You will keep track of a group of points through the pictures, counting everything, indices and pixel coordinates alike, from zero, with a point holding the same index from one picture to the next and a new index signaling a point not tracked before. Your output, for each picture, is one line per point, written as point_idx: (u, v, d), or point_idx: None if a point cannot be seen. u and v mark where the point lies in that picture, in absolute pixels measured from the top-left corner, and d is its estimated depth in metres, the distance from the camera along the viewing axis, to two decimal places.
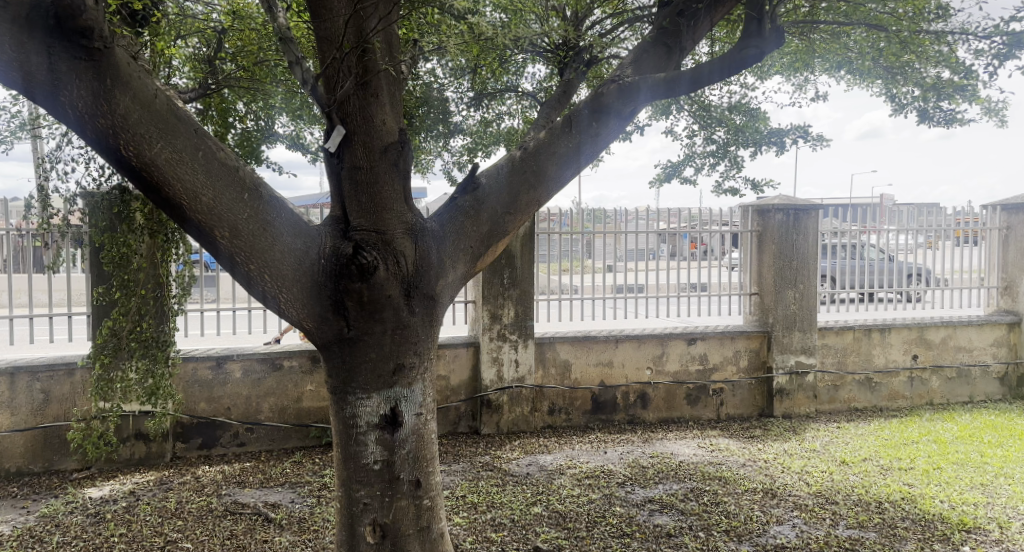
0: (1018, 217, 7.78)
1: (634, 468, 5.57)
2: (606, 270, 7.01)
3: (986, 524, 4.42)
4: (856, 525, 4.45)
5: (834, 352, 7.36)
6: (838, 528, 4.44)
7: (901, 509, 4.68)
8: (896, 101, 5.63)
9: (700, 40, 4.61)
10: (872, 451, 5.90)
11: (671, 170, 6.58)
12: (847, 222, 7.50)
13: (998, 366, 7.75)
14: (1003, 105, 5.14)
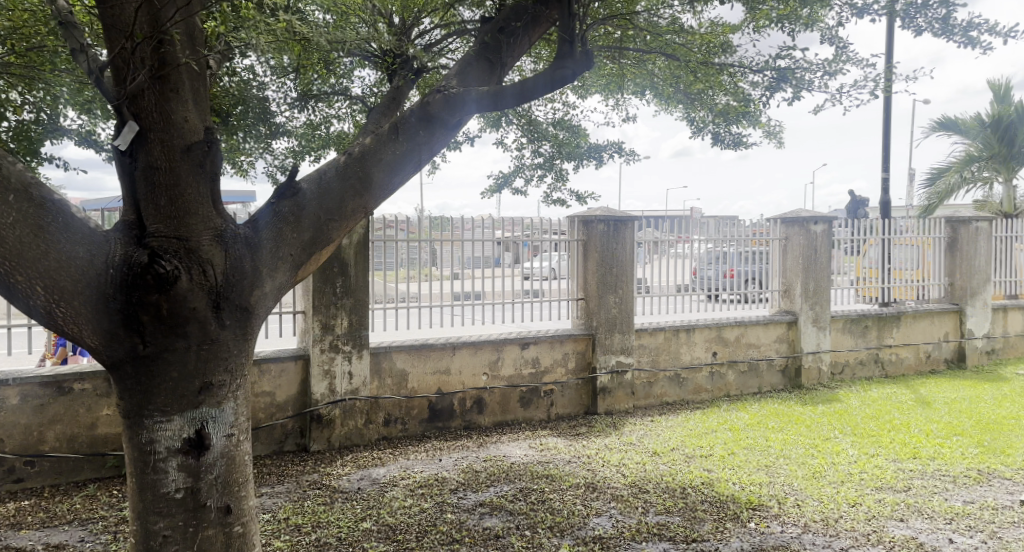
0: (794, 229, 8.89)
1: (467, 473, 5.63)
2: (449, 278, 6.96)
3: (768, 501, 5.02)
4: (664, 511, 4.85)
5: (648, 351, 7.97)
6: (648, 515, 4.80)
7: (701, 493, 5.16)
8: (695, 125, 6.33)
9: (518, 57, 4.82)
10: (679, 442, 6.45)
11: (502, 181, 6.80)
12: (665, 232, 8.11)
13: (781, 359, 8.77)
14: (777, 131, 6.17)
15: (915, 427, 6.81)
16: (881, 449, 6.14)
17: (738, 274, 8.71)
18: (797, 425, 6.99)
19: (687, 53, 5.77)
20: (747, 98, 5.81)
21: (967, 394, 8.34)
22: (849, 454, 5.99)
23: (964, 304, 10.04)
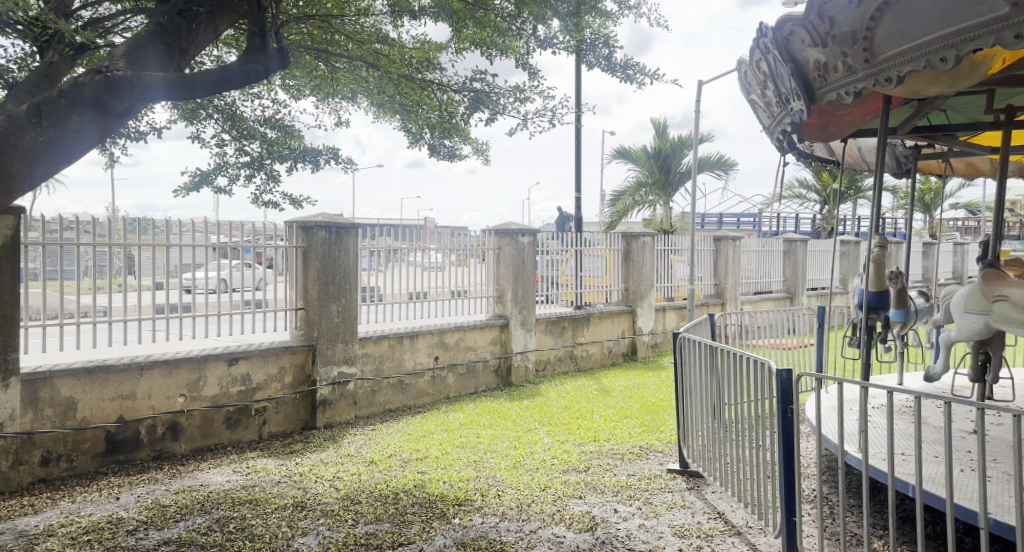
0: (505, 239, 9.35)
1: (151, 511, 5.04)
2: (151, 288, 6.22)
3: (473, 495, 5.28)
4: (373, 520, 4.84)
5: (371, 360, 7.89)
6: (357, 526, 4.76)
7: (412, 496, 5.26)
8: (412, 135, 6.34)
9: (201, 47, 4.74)
10: (396, 447, 6.49)
11: (202, 179, 6.18)
12: (399, 241, 8.18)
13: (493, 360, 9.30)
14: (485, 150, 6.48)
15: (597, 413, 7.73)
16: (571, 435, 6.84)
17: (457, 283, 8.99)
18: (503, 420, 7.47)
19: (388, 64, 5.94)
20: (455, 114, 6.10)
21: (636, 382, 9.72)
22: (545, 443, 6.57)
23: (634, 305, 11.62)
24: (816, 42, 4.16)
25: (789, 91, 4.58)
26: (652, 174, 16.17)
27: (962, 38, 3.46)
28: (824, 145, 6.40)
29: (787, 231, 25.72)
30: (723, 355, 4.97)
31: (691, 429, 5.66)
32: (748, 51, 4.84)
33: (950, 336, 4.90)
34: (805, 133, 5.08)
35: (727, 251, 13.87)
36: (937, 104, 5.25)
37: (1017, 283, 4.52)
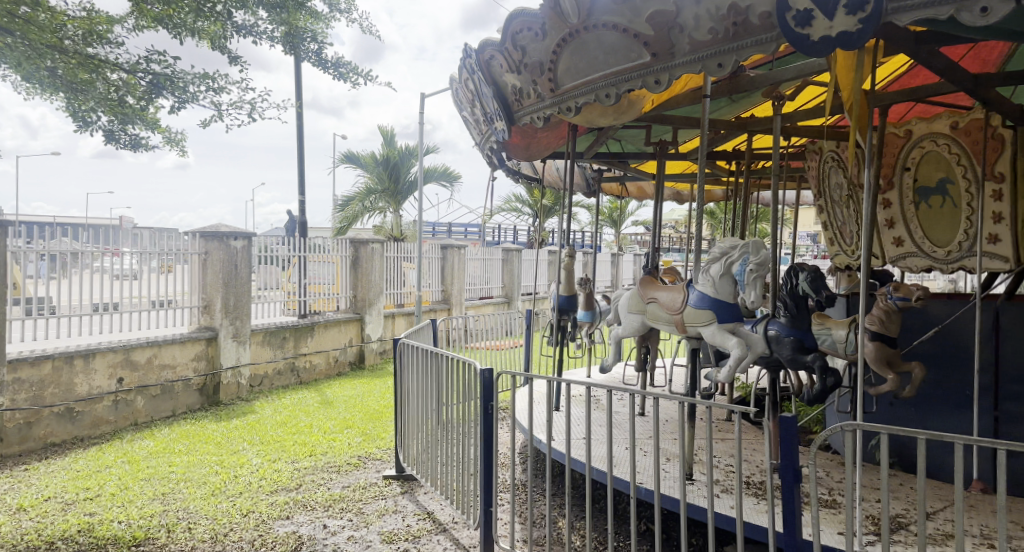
0: (213, 242, 9.08)
1: None
2: None
3: (155, 533, 5.19)
4: None
5: (28, 386, 7.23)
6: None
7: (73, 544, 5.05)
8: (81, 119, 5.43)
9: None
10: (59, 488, 6.07)
11: None
12: (87, 244, 7.62)
13: (198, 378, 8.99)
14: (180, 138, 5.96)
15: (314, 427, 7.93)
16: (283, 453, 6.97)
17: (160, 292, 8.56)
18: (208, 443, 7.34)
19: (26, 30, 4.90)
20: (137, 101, 5.49)
21: (360, 391, 10.05)
22: (252, 464, 6.60)
23: (362, 313, 12.00)
24: (512, 69, 4.72)
25: (493, 111, 5.18)
26: (381, 181, 17.50)
27: (621, 78, 4.06)
28: (529, 163, 7.74)
29: (508, 241, 28.05)
30: (431, 361, 5.24)
31: (406, 435, 5.90)
32: (460, 72, 5.47)
33: (616, 333, 5.53)
34: (511, 152, 6.22)
35: (453, 258, 15.15)
36: (614, 132, 6.31)
37: (664, 287, 5.15)
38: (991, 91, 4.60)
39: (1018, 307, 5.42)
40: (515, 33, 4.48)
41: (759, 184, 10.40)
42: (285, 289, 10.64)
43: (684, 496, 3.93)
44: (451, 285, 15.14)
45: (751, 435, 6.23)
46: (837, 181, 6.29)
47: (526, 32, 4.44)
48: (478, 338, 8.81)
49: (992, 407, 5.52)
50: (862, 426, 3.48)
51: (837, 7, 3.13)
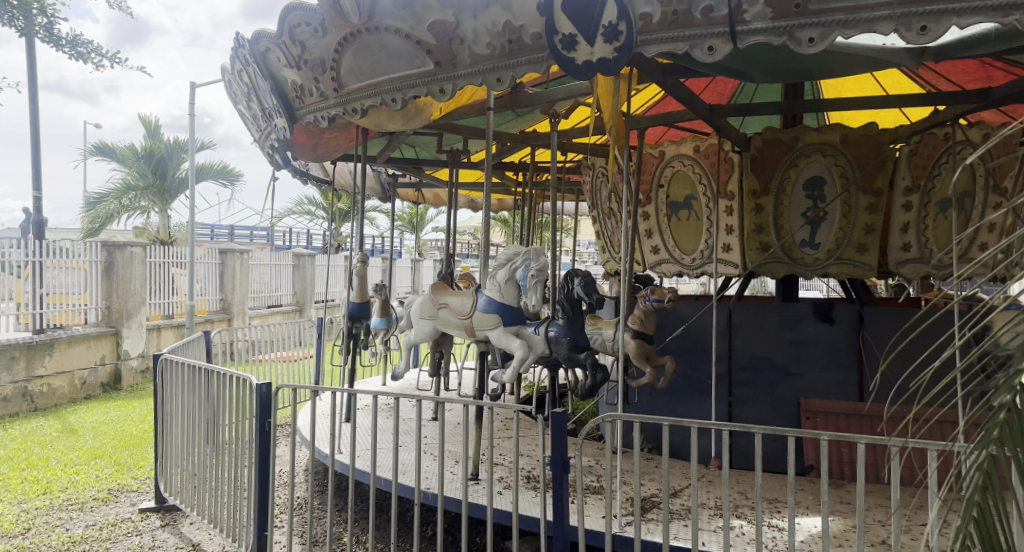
0: None
1: None
2: None
3: None
4: None
5: None
6: None
7: None
8: None
9: None
10: None
11: None
12: None
13: None
14: None
15: (54, 460, 6.98)
16: (8, 494, 6.04)
17: None
18: None
19: None
20: None
21: (115, 415, 9.04)
22: None
23: (119, 326, 10.82)
24: (292, 64, 4.49)
25: (271, 106, 4.93)
26: (144, 177, 16.05)
27: (405, 83, 4.02)
28: (319, 166, 7.52)
29: (300, 246, 26.92)
30: (199, 379, 4.82)
31: (167, 462, 5.42)
32: (230, 62, 5.10)
33: (407, 339, 5.46)
34: (296, 153, 5.91)
35: (233, 264, 14.24)
36: (405, 139, 6.30)
37: (455, 293, 5.18)
38: (723, 120, 5.30)
39: (748, 306, 6.19)
40: (291, 27, 4.27)
41: (545, 195, 11.01)
42: (16, 300, 9.43)
43: (463, 494, 3.95)
44: (232, 292, 14.28)
45: (531, 432, 6.52)
46: (603, 196, 6.96)
47: (305, 28, 4.24)
48: (263, 350, 8.34)
49: (726, 392, 6.27)
50: (622, 416, 3.76)
51: (597, 34, 3.33)
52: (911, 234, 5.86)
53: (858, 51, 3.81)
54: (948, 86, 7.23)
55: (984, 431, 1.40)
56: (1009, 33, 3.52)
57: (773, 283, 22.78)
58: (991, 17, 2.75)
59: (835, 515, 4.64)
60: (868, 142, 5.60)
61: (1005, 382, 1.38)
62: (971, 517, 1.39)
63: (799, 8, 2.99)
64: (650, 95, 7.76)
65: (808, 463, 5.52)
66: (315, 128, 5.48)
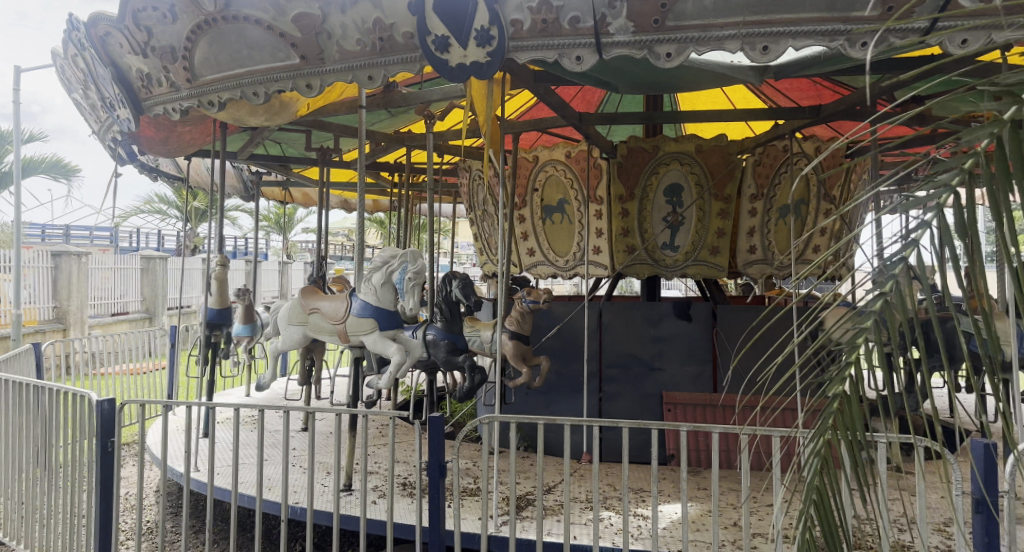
0: None
1: None
2: None
3: None
4: None
5: None
6: None
7: None
8: None
9: None
10: None
11: None
12: None
13: None
14: None
15: None
16: None
17: None
18: None
19: None
20: None
21: None
22: None
23: None
24: (136, 51, 4.12)
25: (113, 96, 4.53)
26: None
27: (268, 77, 3.79)
28: (172, 162, 7.01)
29: (151, 248, 25.15)
30: (28, 396, 4.32)
31: None
32: (63, 46, 4.62)
33: (274, 348, 5.14)
34: (144, 146, 5.47)
35: (68, 268, 13.19)
36: (268, 135, 5.99)
37: (327, 297, 4.96)
38: (591, 127, 5.39)
39: (618, 306, 6.38)
40: (136, 11, 3.90)
41: (421, 196, 10.90)
42: None
43: (334, 506, 3.77)
44: (68, 300, 13.17)
45: (406, 438, 6.39)
46: (480, 197, 6.98)
47: (151, 12, 3.90)
48: (110, 362, 7.70)
49: (597, 388, 6.42)
50: (500, 416, 3.71)
51: (469, 37, 3.29)
52: (756, 238, 6.31)
53: (711, 68, 4.03)
54: (786, 102, 7.85)
55: (816, 426, 1.00)
56: (838, 56, 3.85)
57: (638, 283, 23.81)
58: (820, 41, 2.98)
59: (694, 501, 4.87)
60: (718, 152, 6.02)
61: (830, 379, 0.95)
62: (812, 514, 1.04)
63: (657, 23, 3.10)
64: (522, 100, 7.86)
65: (670, 452, 5.75)
66: (167, 122, 5.06)
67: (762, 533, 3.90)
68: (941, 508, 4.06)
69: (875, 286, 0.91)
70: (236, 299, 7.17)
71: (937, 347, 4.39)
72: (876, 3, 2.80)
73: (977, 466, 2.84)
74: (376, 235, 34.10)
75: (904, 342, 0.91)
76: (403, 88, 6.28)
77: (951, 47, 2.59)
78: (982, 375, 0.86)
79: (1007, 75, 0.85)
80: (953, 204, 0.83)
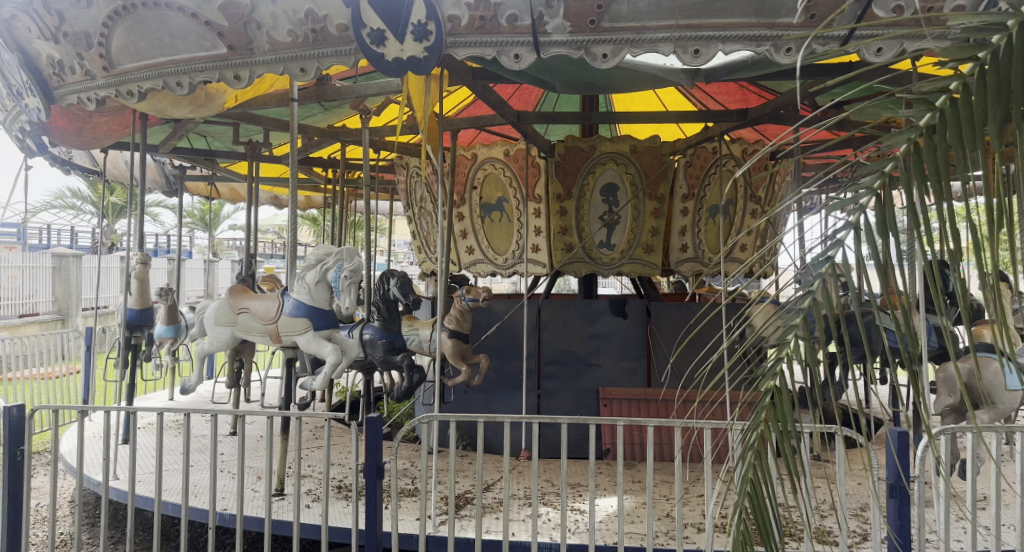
0: None
1: None
2: None
3: None
4: None
5: None
6: None
7: None
8: None
9: None
10: None
11: None
12: None
13: None
14: None
15: None
16: None
17: None
18: None
19: None
20: None
21: None
22: None
23: None
24: (47, 36, 3.94)
25: (22, 83, 4.32)
26: None
27: (192, 67, 3.66)
28: (87, 154, 6.71)
29: (63, 245, 23.95)
30: None
31: None
32: None
33: (199, 350, 4.94)
34: (55, 138, 5.22)
35: None
36: (193, 128, 5.80)
37: (257, 296, 4.83)
38: (529, 126, 5.41)
39: (555, 304, 6.44)
40: None
41: (356, 193, 10.75)
42: None
43: (267, 511, 3.68)
44: None
45: (340, 439, 6.29)
46: (418, 193, 6.92)
47: None
48: (20, 366, 7.32)
49: (536, 385, 6.47)
50: (438, 417, 3.69)
51: (406, 32, 3.23)
52: (688, 236, 6.48)
53: (646, 70, 4.12)
54: (715, 105, 8.09)
55: (749, 418, 1.04)
56: (764, 61, 3.99)
57: (573, 281, 24.12)
58: (748, 45, 3.08)
59: (629, 494, 4.97)
60: (652, 153, 6.16)
61: (763, 373, 0.99)
62: (747, 504, 1.07)
63: (593, 24, 3.15)
64: (459, 97, 7.85)
65: (606, 446, 5.85)
66: (82, 112, 4.85)
67: (692, 524, 4.01)
68: (859, 493, 4.26)
69: (800, 285, 0.95)
70: (158, 298, 6.91)
71: (857, 341, 4.60)
72: (800, 10, 2.92)
73: (892, 452, 2.99)
74: (307, 232, 33.43)
75: (827, 337, 0.95)
76: (336, 81, 6.18)
77: (869, 55, 2.72)
78: (899, 368, 0.90)
79: (922, 83, 0.87)
80: (872, 206, 0.87)
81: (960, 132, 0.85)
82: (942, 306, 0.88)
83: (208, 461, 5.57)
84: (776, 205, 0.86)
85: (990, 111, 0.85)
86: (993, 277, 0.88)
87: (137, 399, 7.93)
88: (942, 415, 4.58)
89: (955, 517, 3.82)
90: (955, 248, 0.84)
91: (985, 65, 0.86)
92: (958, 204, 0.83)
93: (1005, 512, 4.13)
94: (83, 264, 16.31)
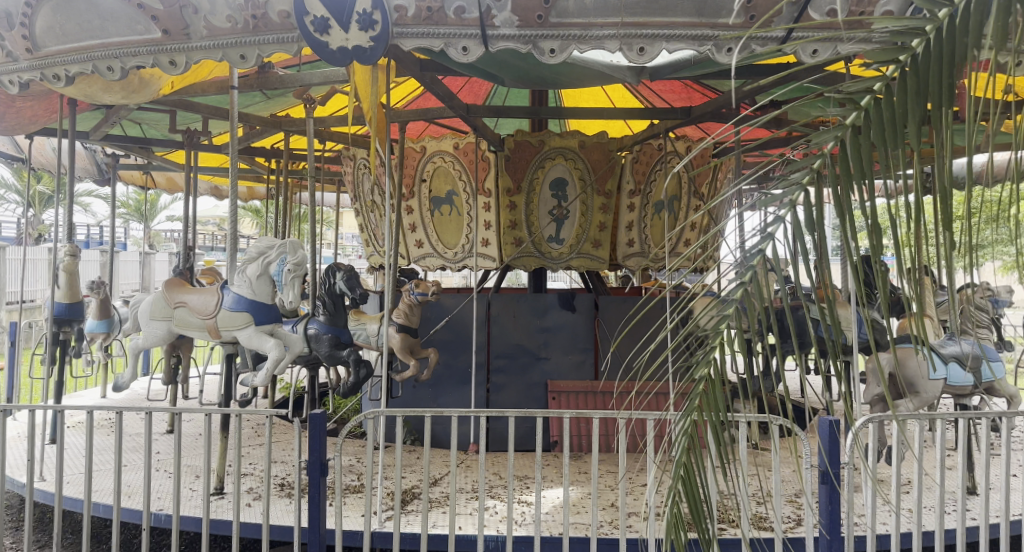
0: None
1: None
2: None
3: None
4: None
5: None
6: None
7: None
8: None
9: None
10: None
11: None
12: None
13: None
14: None
15: None
16: None
17: None
18: None
19: None
20: None
21: None
22: None
23: None
24: None
25: None
26: None
27: (124, 51, 3.51)
28: (10, 140, 6.40)
29: None
30: None
31: None
32: None
33: (133, 345, 4.75)
34: None
35: None
36: (125, 115, 5.60)
37: (195, 290, 4.69)
38: (478, 120, 5.38)
39: (505, 298, 6.45)
40: None
41: (299, 184, 10.57)
42: None
43: (205, 511, 3.57)
44: None
45: (283, 436, 6.16)
46: (366, 185, 6.83)
47: None
48: None
49: (485, 379, 6.47)
50: (385, 411, 3.65)
51: (351, 21, 3.14)
52: (635, 231, 6.57)
53: (593, 66, 4.14)
54: (660, 102, 8.22)
55: (683, 407, 1.05)
56: (707, 60, 4.05)
57: (520, 274, 24.37)
58: (691, 44, 3.14)
59: (574, 485, 5.03)
60: (599, 149, 6.24)
61: (697, 361, 1.00)
62: (680, 487, 1.09)
63: (541, 19, 3.15)
64: (408, 89, 7.79)
65: (553, 439, 5.89)
66: (5, 96, 4.62)
67: (634, 513, 4.09)
68: (793, 481, 4.41)
69: (735, 277, 0.96)
70: (89, 292, 6.66)
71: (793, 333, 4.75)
72: (740, 10, 2.98)
73: (824, 441, 3.11)
74: (249, 223, 32.75)
75: (758, 328, 0.96)
76: (280, 70, 6.05)
77: (805, 57, 2.80)
78: (825, 360, 0.92)
79: (849, 84, 0.89)
80: (801, 203, 0.89)
81: (884, 133, 0.88)
82: (866, 298, 0.90)
83: (142, 461, 5.39)
84: (715, 198, 0.86)
85: (911, 113, 0.87)
86: (911, 270, 0.91)
87: (65, 397, 7.63)
88: (872, 405, 4.79)
89: (882, 503, 4.00)
90: (877, 241, 0.87)
91: (905, 67, 0.89)
92: (880, 202, 0.86)
93: (927, 497, 4.34)
94: (6, 256, 15.65)
